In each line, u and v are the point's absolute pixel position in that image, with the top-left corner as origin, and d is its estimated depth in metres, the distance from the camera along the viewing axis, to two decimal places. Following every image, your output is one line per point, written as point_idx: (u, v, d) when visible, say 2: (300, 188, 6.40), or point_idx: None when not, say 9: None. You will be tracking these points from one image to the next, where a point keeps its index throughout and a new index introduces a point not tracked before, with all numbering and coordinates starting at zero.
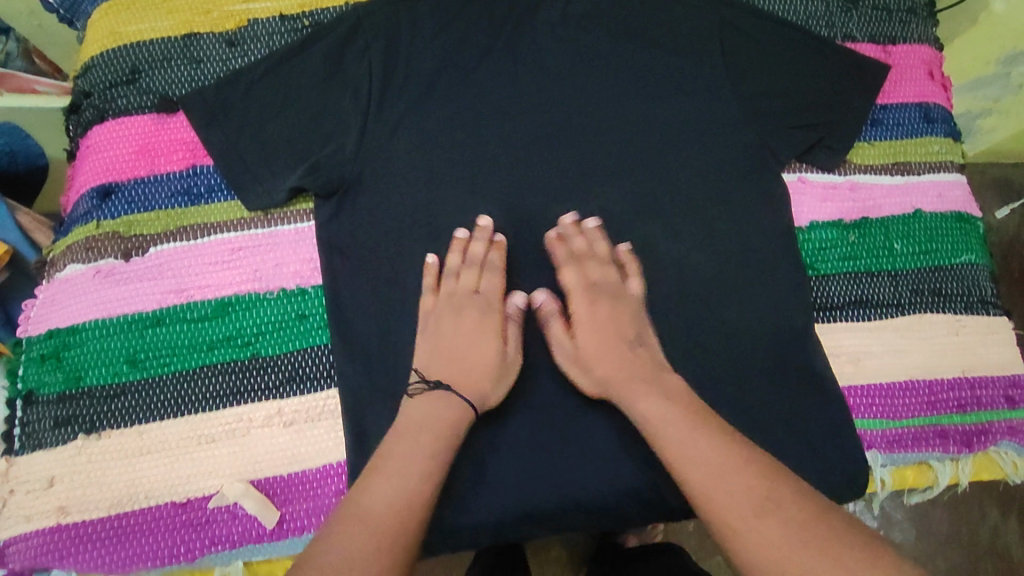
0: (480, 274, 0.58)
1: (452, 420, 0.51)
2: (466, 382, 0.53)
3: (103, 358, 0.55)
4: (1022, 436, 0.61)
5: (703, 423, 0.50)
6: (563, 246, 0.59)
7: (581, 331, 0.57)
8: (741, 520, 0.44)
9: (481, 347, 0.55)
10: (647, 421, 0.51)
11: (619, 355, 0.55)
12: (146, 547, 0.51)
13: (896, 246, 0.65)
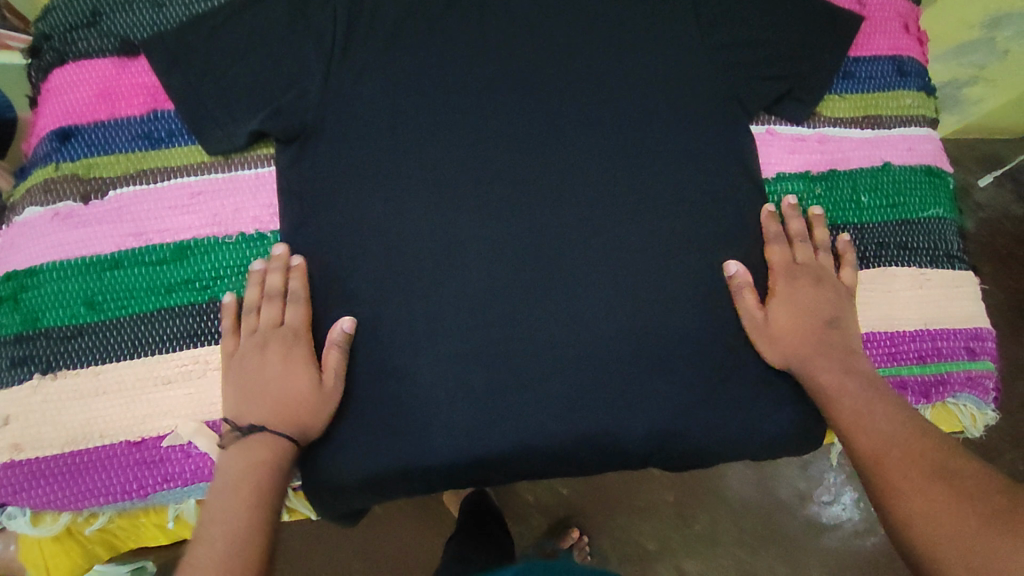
0: (283, 304, 0.55)
1: (270, 459, 0.50)
2: (280, 421, 0.52)
3: (60, 300, 0.54)
4: (979, 388, 0.62)
5: (882, 403, 0.54)
6: (779, 223, 0.62)
7: (777, 305, 0.60)
8: (901, 476, 0.47)
9: (291, 380, 0.53)
10: (829, 395, 0.55)
11: (807, 331, 0.58)
12: (99, 483, 0.51)
13: (863, 200, 0.64)
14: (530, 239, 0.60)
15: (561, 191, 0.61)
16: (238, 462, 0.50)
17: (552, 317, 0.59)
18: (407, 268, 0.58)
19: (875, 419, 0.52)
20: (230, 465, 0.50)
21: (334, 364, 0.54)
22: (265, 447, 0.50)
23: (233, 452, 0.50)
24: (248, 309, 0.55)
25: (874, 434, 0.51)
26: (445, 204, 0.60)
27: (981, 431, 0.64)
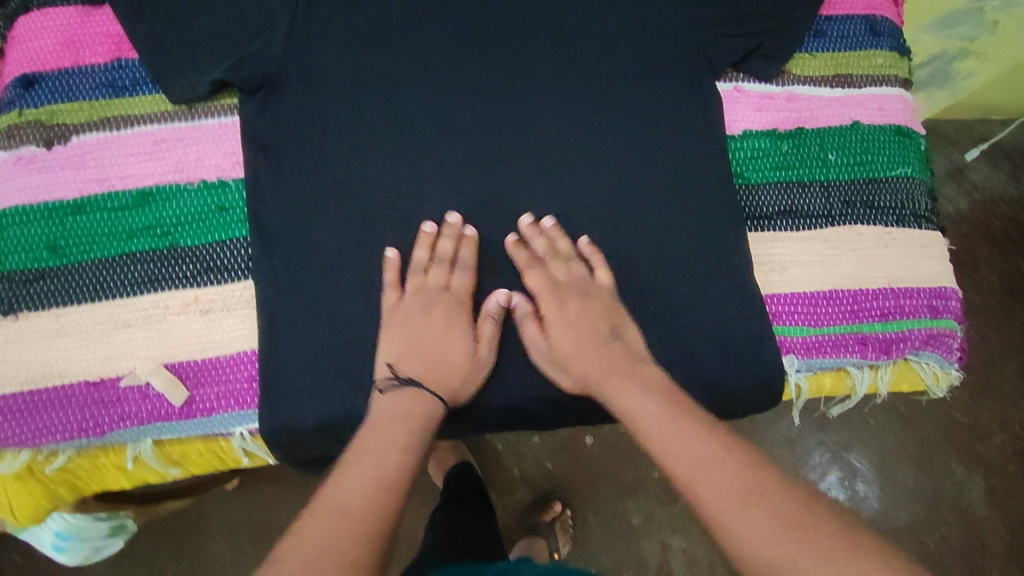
0: (450, 270, 0.58)
1: (422, 415, 0.52)
2: (437, 380, 0.55)
3: (23, 244, 0.55)
4: (940, 346, 0.62)
5: (668, 411, 0.51)
6: (525, 246, 0.59)
7: (555, 333, 0.58)
8: (727, 507, 0.44)
9: (453, 343, 0.56)
10: (631, 416, 0.52)
11: (594, 359, 0.56)
12: (56, 420, 0.52)
13: (830, 158, 0.64)
14: (491, 192, 0.60)
15: (522, 145, 0.61)
16: (397, 409, 0.52)
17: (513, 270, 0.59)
18: (365, 218, 0.58)
19: (675, 440, 0.49)
20: (394, 410, 0.51)
21: (493, 336, 0.58)
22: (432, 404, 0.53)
23: (404, 400, 0.52)
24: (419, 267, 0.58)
25: (692, 463, 0.47)
26: (405, 156, 0.60)
27: (944, 391, 0.64)
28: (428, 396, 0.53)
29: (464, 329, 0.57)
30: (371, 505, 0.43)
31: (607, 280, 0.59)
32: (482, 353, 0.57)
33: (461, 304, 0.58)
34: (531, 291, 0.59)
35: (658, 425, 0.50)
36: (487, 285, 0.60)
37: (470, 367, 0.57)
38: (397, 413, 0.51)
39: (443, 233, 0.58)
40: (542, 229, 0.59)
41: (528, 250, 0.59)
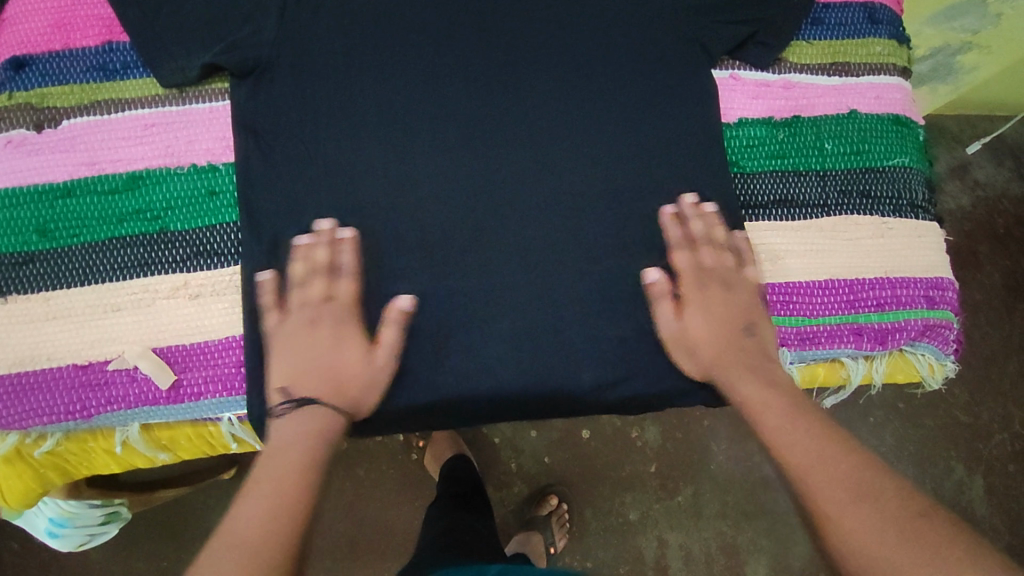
0: (332, 279, 0.55)
1: (322, 430, 0.51)
2: (334, 395, 0.53)
3: (12, 227, 0.55)
4: (936, 337, 0.61)
5: (781, 406, 0.52)
6: (681, 226, 0.60)
7: (692, 313, 0.58)
8: (839, 505, 0.46)
9: (346, 355, 0.54)
10: (750, 403, 0.54)
11: (722, 344, 0.57)
12: (43, 404, 0.52)
13: (827, 147, 0.63)
14: (484, 178, 0.60)
15: (515, 133, 0.61)
16: (295, 430, 0.50)
17: (503, 258, 0.59)
18: (355, 203, 0.58)
19: (795, 439, 0.50)
20: (285, 434, 0.50)
21: (391, 343, 0.55)
22: (328, 421, 0.51)
23: (293, 421, 0.51)
24: (295, 283, 0.55)
25: (809, 457, 0.48)
26: (396, 142, 0.59)
27: (938, 383, 0.64)
28: (325, 413, 0.52)
29: (356, 341, 0.54)
30: (272, 536, 0.44)
31: (755, 276, 0.60)
32: (381, 362, 0.55)
33: (349, 313, 0.55)
34: (676, 269, 0.59)
35: (776, 423, 0.51)
36: (477, 274, 0.58)
37: (369, 375, 0.54)
38: (287, 435, 0.50)
39: (317, 241, 0.55)
40: (703, 213, 0.60)
41: (683, 228, 0.60)
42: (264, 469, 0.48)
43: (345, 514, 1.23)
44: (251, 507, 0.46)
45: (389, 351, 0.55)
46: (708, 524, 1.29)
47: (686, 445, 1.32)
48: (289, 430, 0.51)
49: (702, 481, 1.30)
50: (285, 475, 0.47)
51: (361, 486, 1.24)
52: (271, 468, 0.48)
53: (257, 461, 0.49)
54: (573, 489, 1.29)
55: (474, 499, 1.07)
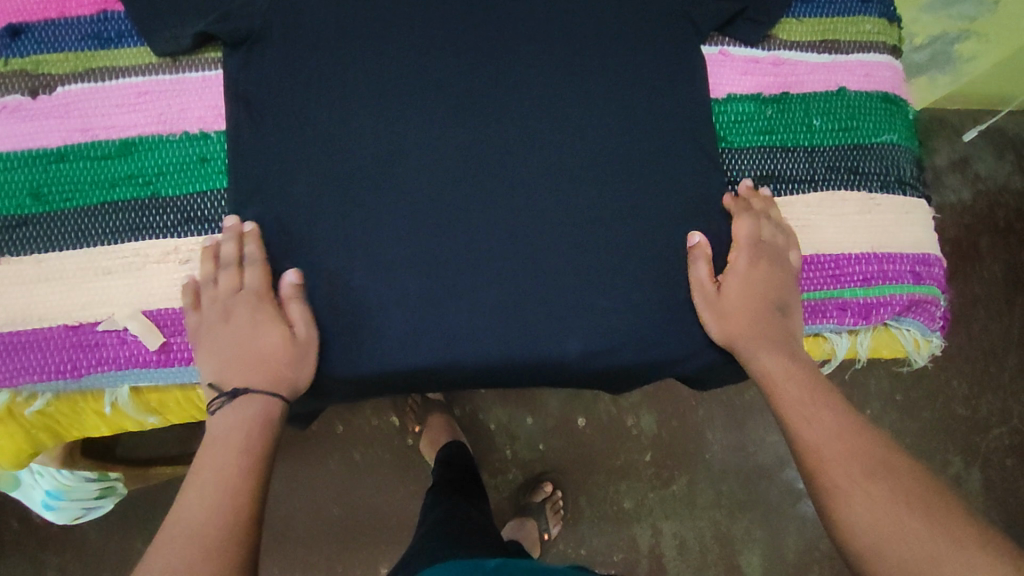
0: (238, 271, 0.56)
1: (260, 413, 0.52)
2: (261, 379, 0.53)
3: (7, 190, 0.56)
4: (921, 312, 0.62)
5: (804, 382, 0.56)
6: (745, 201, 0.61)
7: (731, 284, 0.59)
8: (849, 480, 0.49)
9: (265, 338, 0.54)
10: (771, 376, 0.57)
11: (751, 313, 0.59)
12: (34, 361, 0.53)
13: (815, 123, 0.64)
14: (474, 151, 0.60)
15: (505, 106, 0.61)
16: (233, 418, 0.52)
17: (489, 228, 0.59)
18: (343, 172, 0.58)
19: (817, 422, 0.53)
20: (221, 425, 0.52)
21: (304, 318, 0.55)
22: (264, 406, 0.53)
23: (231, 413, 0.52)
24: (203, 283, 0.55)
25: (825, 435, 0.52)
26: (386, 113, 0.60)
27: (924, 359, 0.64)
28: (260, 401, 0.53)
29: (267, 323, 0.55)
30: (225, 530, 0.46)
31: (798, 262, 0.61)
32: (299, 338, 0.55)
33: (257, 298, 0.55)
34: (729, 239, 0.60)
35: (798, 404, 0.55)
36: (462, 245, 0.59)
37: (297, 352, 0.55)
38: (225, 430, 0.51)
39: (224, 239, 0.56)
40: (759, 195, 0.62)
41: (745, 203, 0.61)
42: (205, 468, 0.49)
43: (341, 498, 1.24)
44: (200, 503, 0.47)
45: (304, 326, 0.55)
46: (703, 513, 1.30)
47: (682, 434, 1.32)
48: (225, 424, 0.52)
49: (697, 471, 1.31)
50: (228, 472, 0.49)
51: (357, 471, 1.25)
52: (211, 466, 0.49)
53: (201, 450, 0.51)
54: (568, 476, 1.29)
55: (470, 487, 1.07)
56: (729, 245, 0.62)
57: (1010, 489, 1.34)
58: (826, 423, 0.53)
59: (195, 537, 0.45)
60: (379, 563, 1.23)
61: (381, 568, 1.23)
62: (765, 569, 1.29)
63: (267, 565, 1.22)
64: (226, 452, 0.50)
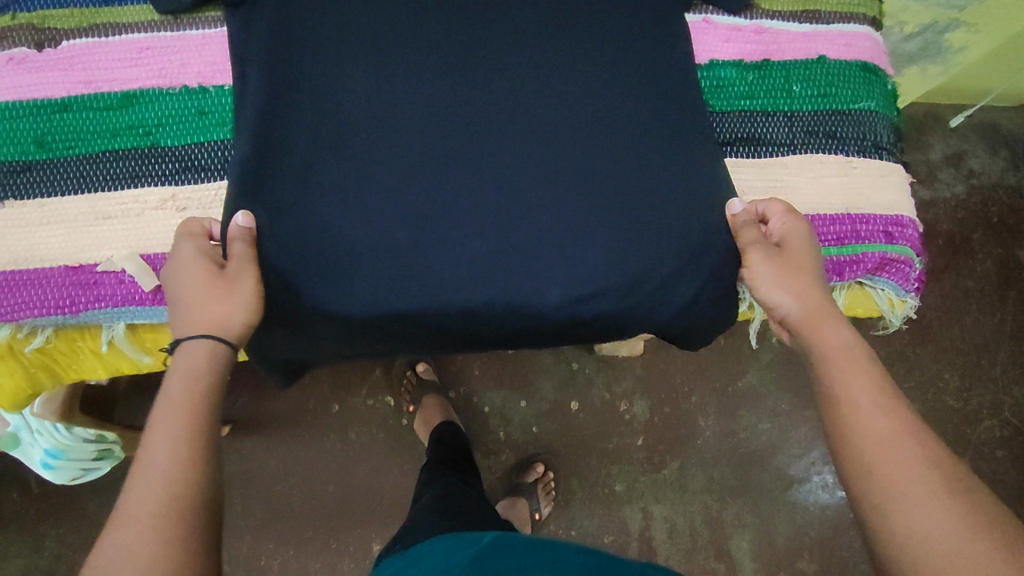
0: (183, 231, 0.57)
1: (199, 357, 0.52)
2: (199, 320, 0.53)
3: (13, 137, 0.58)
4: (895, 274, 0.64)
5: (860, 364, 0.54)
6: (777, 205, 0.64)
7: (790, 245, 0.60)
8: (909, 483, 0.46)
9: (197, 276, 0.54)
10: (840, 350, 0.55)
11: (809, 279, 0.58)
12: (33, 298, 0.55)
13: (794, 89, 0.66)
14: (464, 111, 0.62)
15: (496, 70, 0.63)
16: (181, 366, 0.51)
17: (478, 184, 0.61)
18: (338, 128, 0.60)
19: (856, 394, 0.52)
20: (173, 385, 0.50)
21: (240, 254, 0.56)
22: (205, 345, 0.52)
23: (180, 375, 0.51)
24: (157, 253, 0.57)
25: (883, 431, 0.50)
26: (380, 71, 0.62)
27: (899, 319, 0.67)
28: (201, 344, 0.52)
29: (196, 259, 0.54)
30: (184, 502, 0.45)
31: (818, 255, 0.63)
32: (233, 274, 0.55)
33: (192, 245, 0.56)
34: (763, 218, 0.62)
35: (827, 373, 0.54)
36: (451, 199, 0.61)
37: (224, 284, 0.54)
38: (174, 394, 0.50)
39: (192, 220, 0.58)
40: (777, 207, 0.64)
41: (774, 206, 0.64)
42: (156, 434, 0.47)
43: (335, 475, 1.25)
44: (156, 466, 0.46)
45: (238, 261, 0.56)
46: (694, 498, 1.31)
47: (675, 419, 1.33)
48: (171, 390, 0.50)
49: (689, 456, 1.32)
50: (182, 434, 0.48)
51: (352, 449, 1.26)
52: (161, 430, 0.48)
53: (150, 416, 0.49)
54: (560, 459, 1.31)
55: (465, 465, 1.08)
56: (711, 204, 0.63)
57: (1000, 481, 1.35)
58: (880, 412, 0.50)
59: (157, 501, 0.44)
60: (371, 542, 1.24)
61: (373, 546, 1.24)
62: (755, 555, 1.30)
63: (261, 541, 1.23)
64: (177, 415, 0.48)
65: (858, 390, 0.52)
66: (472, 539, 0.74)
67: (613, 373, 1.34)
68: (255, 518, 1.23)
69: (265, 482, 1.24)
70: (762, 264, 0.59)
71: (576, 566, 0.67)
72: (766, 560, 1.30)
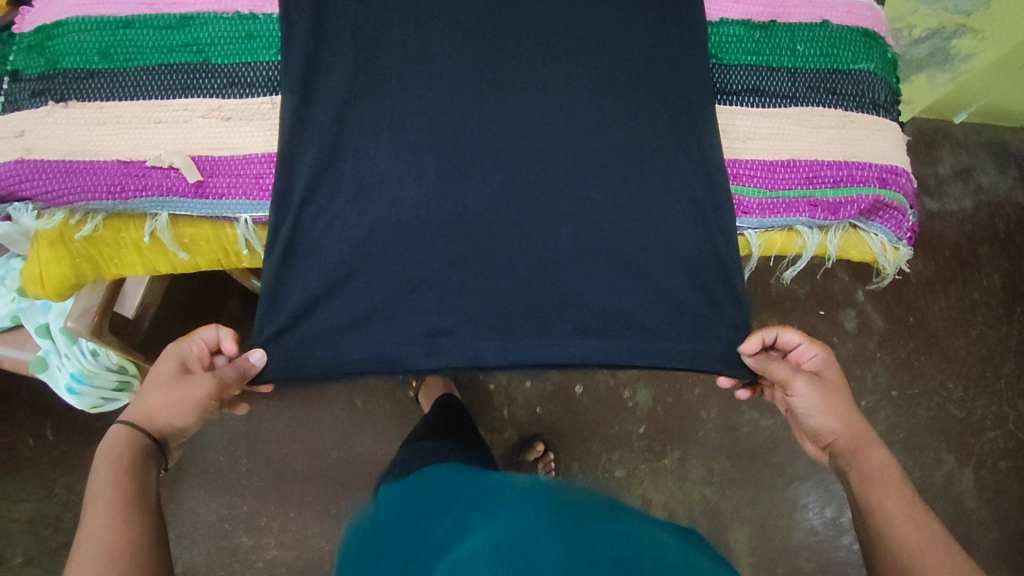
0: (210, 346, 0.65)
1: (126, 439, 0.58)
2: (143, 402, 0.61)
3: (78, 48, 0.64)
4: (890, 220, 0.69)
5: (895, 480, 0.58)
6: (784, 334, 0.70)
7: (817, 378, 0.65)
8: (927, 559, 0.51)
9: (170, 380, 0.61)
10: (876, 465, 0.59)
11: (842, 403, 0.64)
12: (85, 185, 0.60)
13: (798, 48, 0.70)
14: (489, 55, 0.67)
15: (518, 23, 0.68)
16: (111, 445, 0.57)
17: (499, 122, 0.66)
18: (373, 64, 0.66)
19: (887, 500, 0.56)
20: (101, 469, 0.55)
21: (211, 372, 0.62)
22: (126, 428, 0.58)
23: (104, 458, 0.56)
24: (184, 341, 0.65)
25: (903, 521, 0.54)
26: (415, 16, 0.67)
27: (891, 266, 0.71)
28: (124, 426, 0.59)
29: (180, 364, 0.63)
30: (126, 544, 0.50)
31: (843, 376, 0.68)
32: (192, 379, 0.61)
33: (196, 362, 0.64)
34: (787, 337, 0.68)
35: (862, 489, 0.58)
36: (474, 133, 0.66)
37: (179, 389, 0.60)
38: (100, 475, 0.54)
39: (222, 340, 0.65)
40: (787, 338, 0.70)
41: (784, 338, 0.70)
42: (97, 497, 0.52)
43: (339, 442, 1.27)
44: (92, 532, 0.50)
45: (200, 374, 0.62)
46: (694, 488, 1.32)
47: (678, 409, 1.34)
48: (98, 474, 0.54)
49: (690, 447, 1.33)
50: (114, 502, 0.52)
51: (358, 417, 1.28)
52: (97, 500, 0.52)
53: (89, 490, 0.53)
54: (562, 440, 1.32)
55: None
56: (714, 149, 0.67)
57: (1002, 491, 1.35)
58: (902, 504, 0.56)
59: (102, 549, 0.49)
60: None
61: None
62: (751, 549, 1.30)
63: (262, 502, 1.24)
64: (110, 490, 0.53)
65: (886, 498, 0.56)
66: (472, 473, 0.74)
67: None
68: (258, 478, 1.25)
69: (272, 444, 1.26)
70: (807, 393, 0.64)
71: (575, 499, 0.61)
72: (763, 555, 1.30)
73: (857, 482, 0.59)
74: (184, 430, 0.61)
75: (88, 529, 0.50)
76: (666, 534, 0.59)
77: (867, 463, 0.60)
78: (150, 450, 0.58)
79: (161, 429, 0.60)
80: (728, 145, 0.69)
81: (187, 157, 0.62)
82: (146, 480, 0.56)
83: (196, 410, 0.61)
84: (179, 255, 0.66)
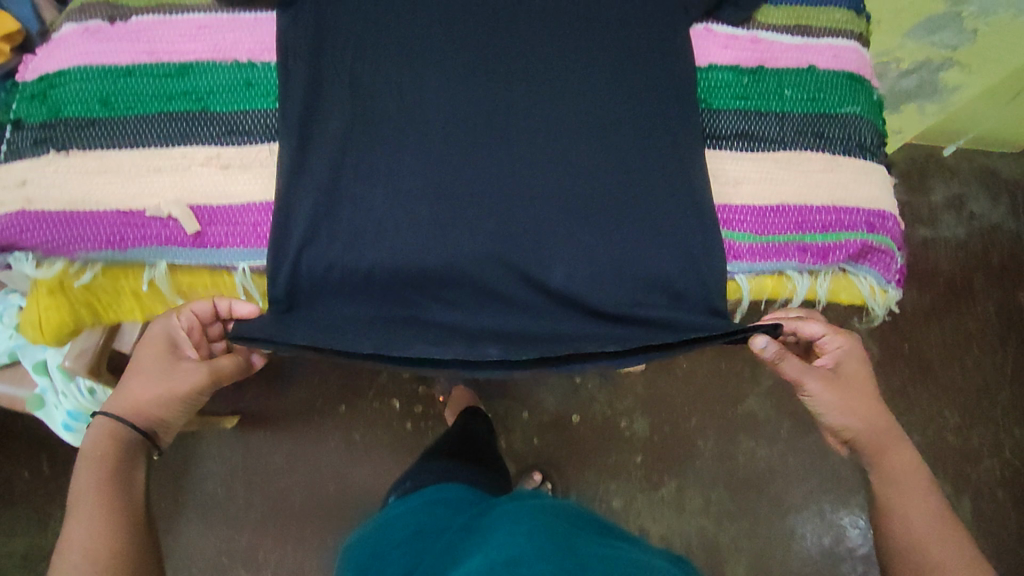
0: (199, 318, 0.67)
1: (113, 432, 0.64)
2: (127, 393, 0.66)
3: (80, 96, 0.65)
4: (877, 265, 0.70)
5: (920, 484, 0.67)
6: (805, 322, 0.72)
7: (843, 381, 0.71)
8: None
9: (156, 371, 0.66)
10: (904, 468, 0.68)
11: (867, 402, 0.71)
12: (86, 234, 0.62)
13: (786, 93, 0.72)
14: (484, 104, 0.68)
15: (514, 74, 0.69)
16: (97, 438, 0.64)
17: (494, 168, 0.67)
18: (370, 111, 0.67)
19: (915, 516, 0.64)
20: (83, 473, 0.61)
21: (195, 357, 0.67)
22: (109, 422, 0.64)
23: (86, 459, 0.61)
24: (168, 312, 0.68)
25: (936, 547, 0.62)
26: (412, 65, 0.69)
27: (880, 308, 0.73)
28: (107, 419, 0.65)
29: (165, 349, 0.67)
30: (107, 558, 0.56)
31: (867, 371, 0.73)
32: (179, 371, 0.66)
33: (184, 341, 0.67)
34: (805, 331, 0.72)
35: (891, 500, 0.67)
36: (469, 180, 0.67)
37: (163, 384, 0.66)
38: (80, 482, 0.60)
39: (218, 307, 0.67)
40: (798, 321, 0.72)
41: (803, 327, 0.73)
42: (79, 501, 0.59)
43: (336, 474, 1.26)
44: (78, 545, 0.56)
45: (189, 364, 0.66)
46: (692, 518, 1.31)
47: (676, 439, 1.34)
48: (82, 477, 0.61)
49: (687, 476, 1.32)
50: (93, 515, 0.58)
51: (355, 450, 1.28)
52: (78, 512, 0.58)
53: (71, 494, 0.60)
54: (559, 471, 1.32)
55: None
56: (706, 193, 0.68)
57: (1002, 519, 1.34)
58: (928, 527, 0.63)
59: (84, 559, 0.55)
60: None
61: None
62: None
63: (258, 535, 1.23)
64: (89, 500, 0.58)
65: (911, 518, 0.64)
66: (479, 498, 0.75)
67: (615, 391, 1.36)
68: (256, 511, 1.24)
69: (269, 476, 1.25)
70: (830, 399, 0.70)
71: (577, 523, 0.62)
72: None
73: (886, 484, 0.68)
74: (168, 418, 0.67)
75: (71, 536, 0.57)
76: (660, 558, 0.59)
77: (893, 486, 0.67)
78: (135, 445, 0.65)
79: (147, 420, 0.66)
80: (719, 189, 0.69)
81: (186, 207, 0.63)
82: (127, 486, 0.62)
83: (177, 402, 0.67)
84: (177, 301, 0.68)
